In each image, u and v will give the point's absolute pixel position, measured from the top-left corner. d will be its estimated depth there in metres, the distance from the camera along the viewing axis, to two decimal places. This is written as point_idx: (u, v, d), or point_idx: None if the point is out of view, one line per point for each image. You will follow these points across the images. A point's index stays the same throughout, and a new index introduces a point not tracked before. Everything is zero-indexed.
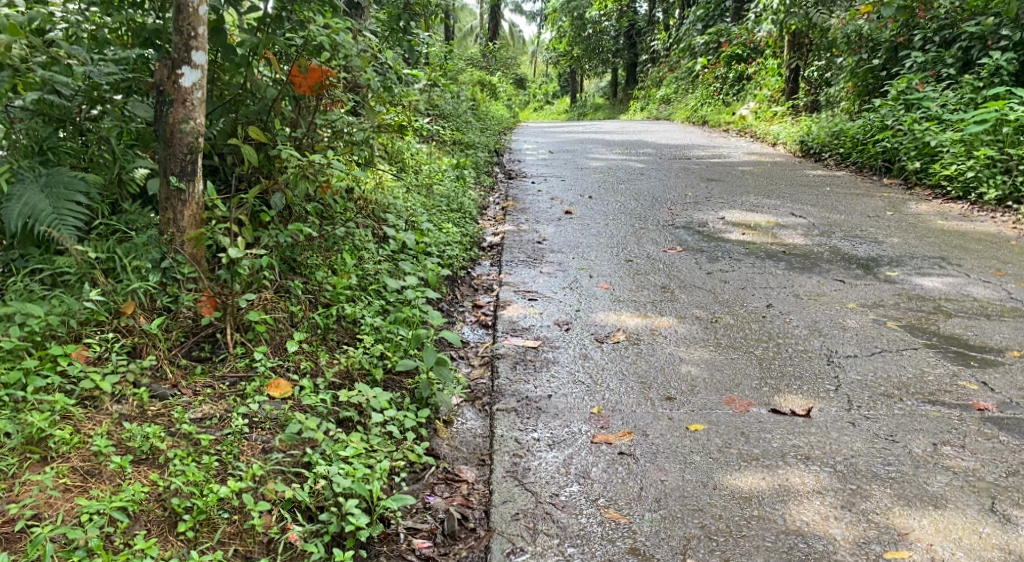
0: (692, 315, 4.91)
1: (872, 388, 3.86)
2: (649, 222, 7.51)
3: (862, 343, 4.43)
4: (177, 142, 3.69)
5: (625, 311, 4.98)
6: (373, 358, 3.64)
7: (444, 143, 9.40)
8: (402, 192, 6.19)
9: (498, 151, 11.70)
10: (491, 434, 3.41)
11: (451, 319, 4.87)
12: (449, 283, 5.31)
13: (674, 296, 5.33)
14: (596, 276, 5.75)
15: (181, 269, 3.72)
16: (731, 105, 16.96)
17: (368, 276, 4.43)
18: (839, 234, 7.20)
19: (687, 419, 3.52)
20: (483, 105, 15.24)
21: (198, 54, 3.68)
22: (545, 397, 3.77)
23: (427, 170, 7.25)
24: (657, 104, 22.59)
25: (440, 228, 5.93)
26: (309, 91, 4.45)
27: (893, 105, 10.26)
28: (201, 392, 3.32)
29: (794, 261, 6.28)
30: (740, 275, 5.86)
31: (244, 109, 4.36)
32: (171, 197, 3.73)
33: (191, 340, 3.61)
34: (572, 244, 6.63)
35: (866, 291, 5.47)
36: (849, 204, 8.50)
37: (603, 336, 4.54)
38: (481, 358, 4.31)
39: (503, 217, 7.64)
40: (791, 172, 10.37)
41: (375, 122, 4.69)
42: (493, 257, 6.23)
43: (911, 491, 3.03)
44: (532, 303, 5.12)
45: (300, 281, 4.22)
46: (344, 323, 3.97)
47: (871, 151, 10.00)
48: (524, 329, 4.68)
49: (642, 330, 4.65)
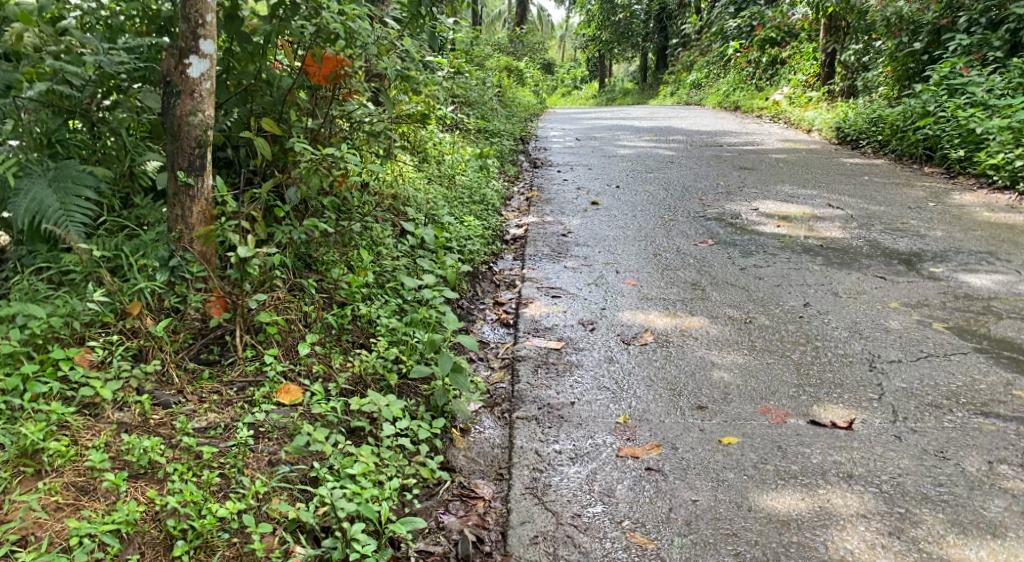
0: (724, 315, 4.71)
1: (918, 397, 3.64)
2: (679, 213, 7.28)
3: (907, 347, 4.20)
4: (185, 136, 3.51)
5: (653, 310, 4.79)
6: (387, 362, 3.47)
7: (469, 131, 9.23)
8: (423, 183, 6.04)
9: (524, 139, 11.52)
10: (510, 445, 3.24)
11: (472, 317, 4.70)
12: (471, 279, 5.14)
13: (705, 294, 5.12)
14: (622, 271, 5.56)
15: (190, 268, 3.54)
16: (764, 90, 16.61)
17: (386, 275, 4.27)
18: (879, 227, 6.93)
19: (719, 432, 3.32)
20: (510, 92, 15.04)
21: (206, 43, 3.49)
22: (567, 404, 3.59)
23: (450, 160, 7.09)
24: (689, 89, 22.24)
25: (462, 221, 5.77)
26: (325, 82, 4.27)
27: (935, 90, 9.97)
28: (208, 399, 3.14)
29: (832, 256, 6.03)
30: (775, 272, 5.63)
31: (258, 100, 4.19)
32: (180, 192, 3.56)
33: (200, 342, 3.44)
34: (598, 237, 6.44)
35: (908, 290, 5.24)
36: (888, 194, 8.20)
37: (629, 338, 4.36)
38: (501, 359, 4.14)
39: (528, 208, 7.45)
40: (826, 160, 10.07)
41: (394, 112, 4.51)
42: (516, 251, 6.07)
43: (967, 517, 2.81)
44: (555, 301, 4.94)
45: (315, 279, 4.06)
46: (360, 324, 3.81)
47: (911, 138, 9.68)
48: (546, 329, 4.50)
49: (671, 331, 4.45)
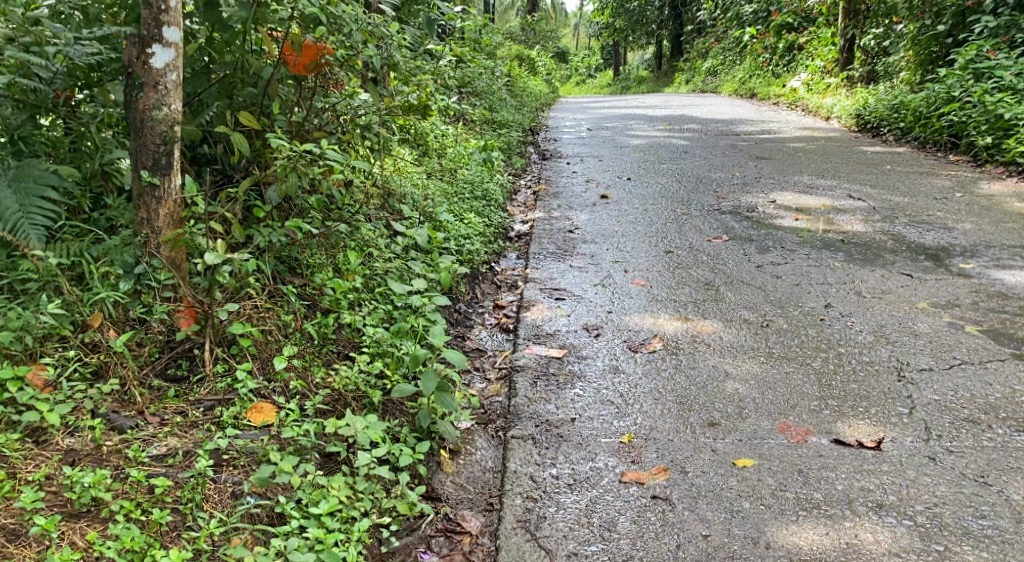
0: (738, 318, 4.39)
1: (952, 410, 3.33)
2: (692, 207, 6.97)
3: (938, 353, 3.89)
4: (148, 132, 3.20)
5: (663, 313, 4.48)
6: (370, 378, 3.18)
7: (474, 123, 8.94)
8: (421, 179, 5.77)
9: (533, 130, 11.20)
10: (503, 468, 2.95)
11: (470, 322, 4.42)
12: (469, 281, 4.85)
13: (719, 294, 4.81)
14: (631, 270, 5.25)
15: (156, 275, 3.24)
16: (780, 77, 16.22)
17: (376, 280, 3.99)
18: (903, 220, 6.59)
19: (733, 453, 3.02)
20: (521, 81, 14.74)
21: (171, 31, 3.18)
22: (567, 420, 3.28)
23: (452, 155, 6.80)
24: (704, 77, 21.85)
25: (461, 218, 5.49)
26: (305, 71, 3.92)
27: (961, 75, 9.66)
28: (170, 421, 2.86)
29: (854, 252, 5.71)
30: (794, 270, 5.31)
31: (239, 92, 3.89)
32: (144, 193, 3.24)
33: (166, 357, 3.15)
34: (607, 233, 6.14)
35: (937, 289, 4.95)
36: (912, 184, 7.85)
37: (637, 344, 4.06)
38: (499, 370, 3.85)
39: (534, 202, 7.16)
40: (846, 149, 9.71)
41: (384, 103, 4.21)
42: (520, 249, 5.78)
43: (1013, 555, 2.52)
44: (559, 304, 4.64)
45: (297, 285, 3.78)
46: (344, 333, 3.53)
47: (935, 125, 9.33)
48: (549, 335, 4.20)
49: (681, 337, 4.14)
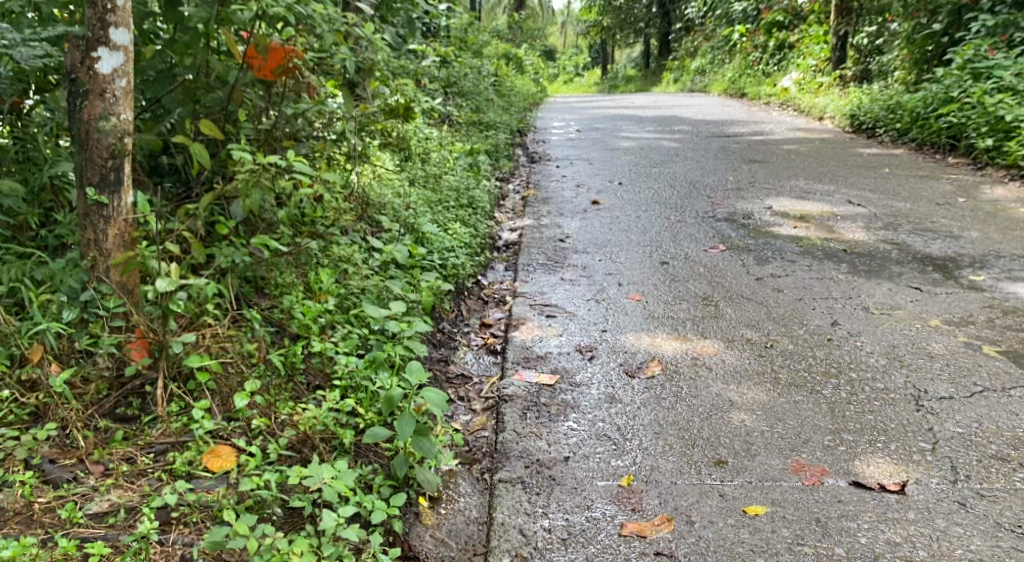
0: (741, 338, 4.11)
1: (978, 445, 3.07)
2: (687, 214, 6.69)
3: (957, 379, 3.62)
4: (94, 144, 2.86)
5: (660, 333, 4.19)
6: (342, 416, 2.88)
7: (460, 125, 8.64)
8: (403, 186, 5.47)
9: (522, 131, 10.90)
10: (489, 520, 2.69)
11: (454, 343, 4.13)
12: (454, 298, 4.55)
13: (718, 310, 4.53)
14: (626, 283, 4.96)
15: (104, 303, 2.89)
16: (771, 76, 15.99)
17: (352, 301, 3.69)
18: (906, 228, 6.32)
19: (742, 498, 2.76)
20: (509, 80, 14.43)
21: (118, 32, 2.84)
22: (560, 460, 2.99)
23: (437, 159, 6.50)
24: (694, 76, 21.62)
25: (446, 228, 5.19)
26: (271, 77, 3.59)
27: (958, 75, 9.42)
28: (114, 471, 2.55)
29: (858, 263, 5.44)
30: (797, 283, 5.03)
31: (200, 97, 3.56)
32: (90, 212, 2.89)
33: (115, 396, 2.82)
34: (599, 242, 5.85)
35: (948, 303, 4.69)
36: (912, 189, 7.60)
37: (634, 368, 3.76)
38: (484, 399, 3.54)
39: (522, 208, 6.86)
40: (841, 151, 9.45)
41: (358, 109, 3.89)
42: (508, 260, 5.49)
43: None
44: (549, 323, 4.34)
45: (264, 308, 3.48)
46: (315, 362, 3.23)
47: (933, 127, 9.10)
48: (539, 358, 3.90)
49: (681, 360, 3.85)
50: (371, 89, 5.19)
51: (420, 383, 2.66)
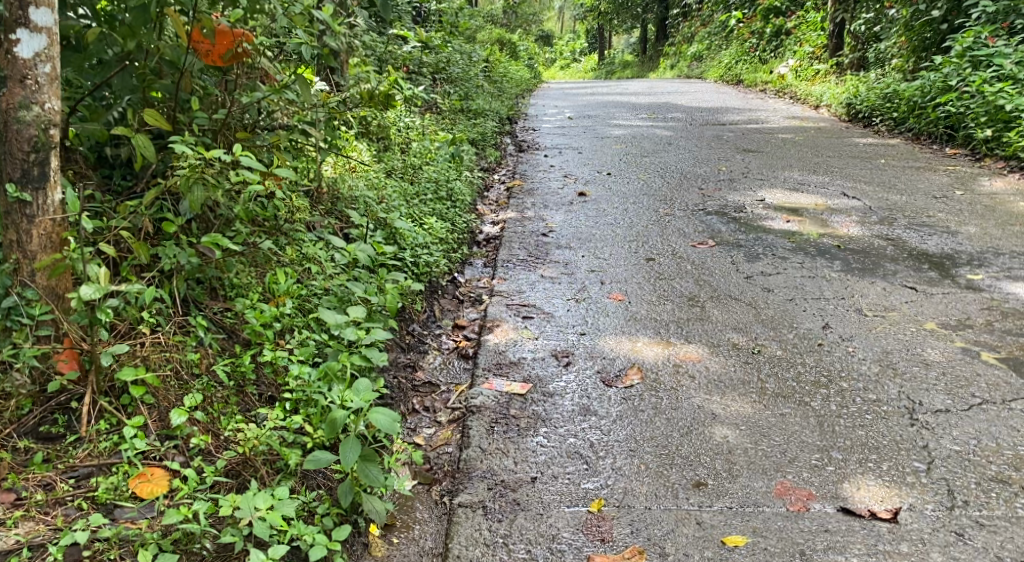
0: (727, 343, 3.89)
1: (975, 463, 2.87)
2: (676, 206, 6.46)
3: (955, 390, 3.40)
4: (14, 136, 2.62)
5: (642, 336, 3.96)
6: (288, 434, 2.67)
7: (445, 112, 8.38)
8: (377, 177, 5.23)
9: (511, 118, 10.64)
10: (446, 552, 2.50)
11: (424, 347, 3.91)
12: (426, 298, 4.32)
13: (704, 312, 4.31)
14: (609, 282, 4.74)
15: (29, 309, 2.65)
16: (768, 62, 15.72)
17: (311, 304, 3.46)
18: (902, 222, 6.10)
19: (720, 527, 2.57)
20: (501, 65, 14.13)
21: (38, 12, 2.60)
22: (526, 481, 2.78)
23: (417, 148, 6.25)
24: (690, 62, 21.36)
25: (421, 222, 4.96)
26: (220, 62, 3.35)
27: (958, 63, 9.17)
28: (26, 502, 2.37)
29: (852, 260, 5.23)
30: (787, 282, 4.81)
31: (148, 84, 3.30)
32: (12, 210, 2.64)
33: (40, 411, 2.61)
34: (583, 236, 5.62)
35: (945, 304, 4.48)
36: (909, 181, 7.37)
37: (612, 376, 3.55)
38: (450, 410, 3.32)
39: (506, 200, 6.63)
40: (837, 140, 9.22)
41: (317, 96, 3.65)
42: (487, 255, 5.26)
43: None
44: (525, 325, 4.11)
45: (215, 312, 3.27)
46: (266, 373, 3.01)
47: (931, 116, 8.87)
48: (511, 364, 3.68)
49: (662, 367, 3.63)
50: (343, 75, 4.93)
51: (369, 403, 2.49)
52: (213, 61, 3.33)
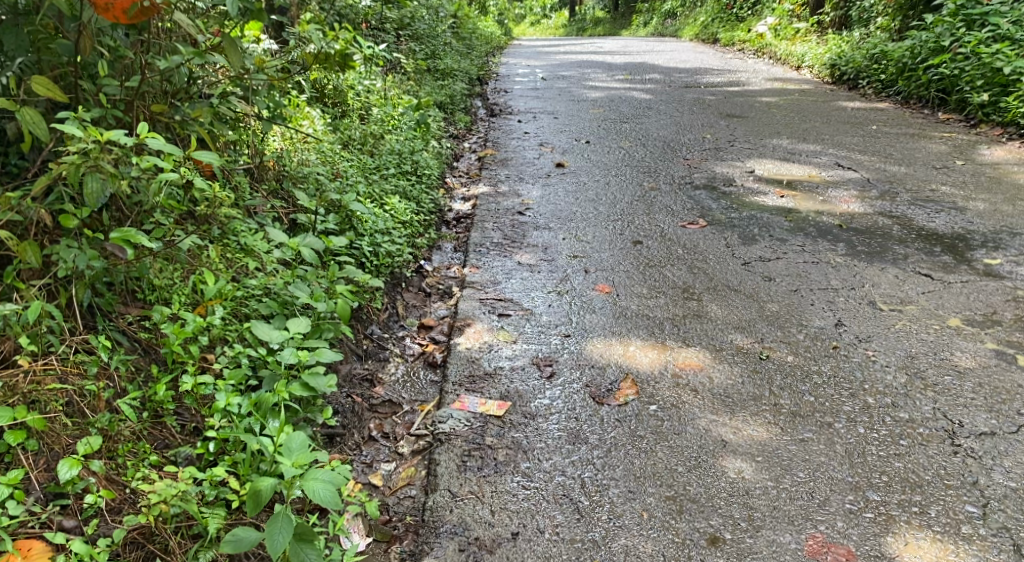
0: (731, 346, 3.41)
1: None
2: (661, 179, 5.95)
3: (998, 407, 2.95)
4: None
5: (634, 338, 3.47)
6: (208, 491, 2.21)
7: (411, 73, 7.76)
8: (333, 150, 4.66)
9: (482, 79, 10.02)
10: None
11: (384, 354, 3.40)
12: (387, 293, 3.79)
13: (702, 306, 3.82)
14: (593, 270, 4.23)
15: None
16: (746, 20, 15.18)
17: (247, 311, 2.93)
18: (905, 197, 5.64)
19: None
20: (471, 22, 13.40)
21: None
22: (506, 538, 2.36)
23: (378, 115, 5.66)
24: (664, 20, 20.79)
25: (381, 202, 4.41)
26: (123, 19, 2.73)
27: (951, 22, 8.74)
28: None
29: (857, 242, 4.76)
30: (789, 269, 4.33)
31: (42, 46, 2.74)
32: None
33: None
34: (563, 214, 5.10)
35: (967, 295, 4.02)
36: (905, 149, 6.91)
37: (604, 392, 3.04)
38: (414, 438, 2.81)
39: (477, 171, 6.08)
40: (823, 104, 8.73)
41: (243, 59, 3.08)
42: (457, 237, 4.72)
43: None
44: (501, 326, 3.59)
45: (131, 318, 2.75)
46: (186, 402, 2.50)
47: (922, 79, 8.42)
48: (486, 376, 3.17)
49: (660, 379, 3.13)
50: (289, 33, 4.31)
51: (302, 468, 2.11)
52: (115, 19, 2.72)
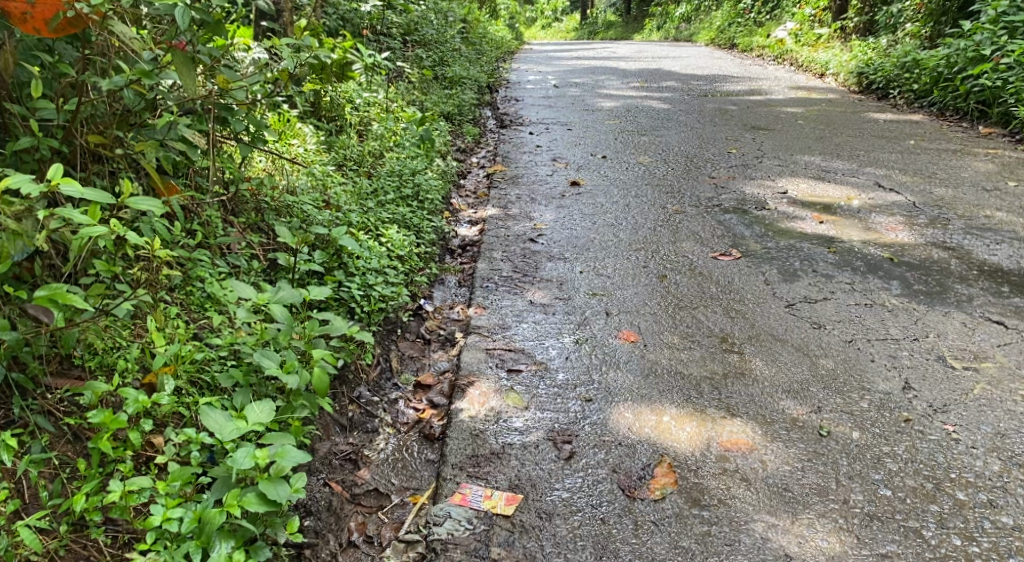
0: (783, 418, 2.86)
1: None
2: (685, 200, 5.42)
3: None
4: None
5: (669, 407, 2.90)
6: None
7: (417, 82, 7.25)
8: (322, 171, 4.14)
9: (493, 86, 9.50)
10: None
11: (373, 421, 2.89)
12: (380, 343, 3.26)
13: (744, 362, 3.27)
14: (616, 312, 3.69)
15: None
16: (765, 23, 14.58)
17: (205, 381, 2.43)
18: (958, 225, 5.09)
19: None
20: (480, 24, 12.87)
21: None
22: None
23: (376, 129, 5.14)
24: (680, 23, 20.22)
25: (375, 232, 3.89)
26: (44, 32, 2.32)
27: (992, 29, 8.14)
28: None
29: (913, 279, 4.21)
30: (840, 313, 3.79)
31: None
32: None
33: None
34: (580, 242, 4.57)
35: None
36: (949, 168, 6.35)
37: (634, 483, 2.52)
38: (403, 546, 2.38)
39: (485, 190, 5.56)
40: (854, 115, 8.16)
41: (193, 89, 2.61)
42: (461, 269, 4.19)
43: None
44: (511, 386, 3.06)
45: (64, 393, 2.26)
46: (117, 509, 2.05)
47: (960, 90, 7.84)
48: (492, 459, 2.63)
49: (702, 464, 2.60)
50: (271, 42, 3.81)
51: None
52: (30, 31, 2.31)
